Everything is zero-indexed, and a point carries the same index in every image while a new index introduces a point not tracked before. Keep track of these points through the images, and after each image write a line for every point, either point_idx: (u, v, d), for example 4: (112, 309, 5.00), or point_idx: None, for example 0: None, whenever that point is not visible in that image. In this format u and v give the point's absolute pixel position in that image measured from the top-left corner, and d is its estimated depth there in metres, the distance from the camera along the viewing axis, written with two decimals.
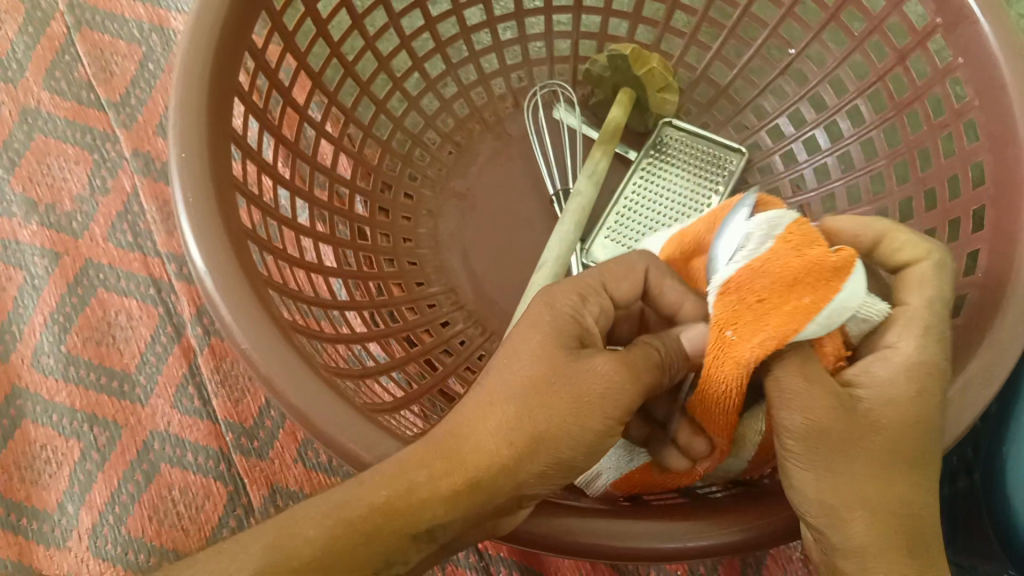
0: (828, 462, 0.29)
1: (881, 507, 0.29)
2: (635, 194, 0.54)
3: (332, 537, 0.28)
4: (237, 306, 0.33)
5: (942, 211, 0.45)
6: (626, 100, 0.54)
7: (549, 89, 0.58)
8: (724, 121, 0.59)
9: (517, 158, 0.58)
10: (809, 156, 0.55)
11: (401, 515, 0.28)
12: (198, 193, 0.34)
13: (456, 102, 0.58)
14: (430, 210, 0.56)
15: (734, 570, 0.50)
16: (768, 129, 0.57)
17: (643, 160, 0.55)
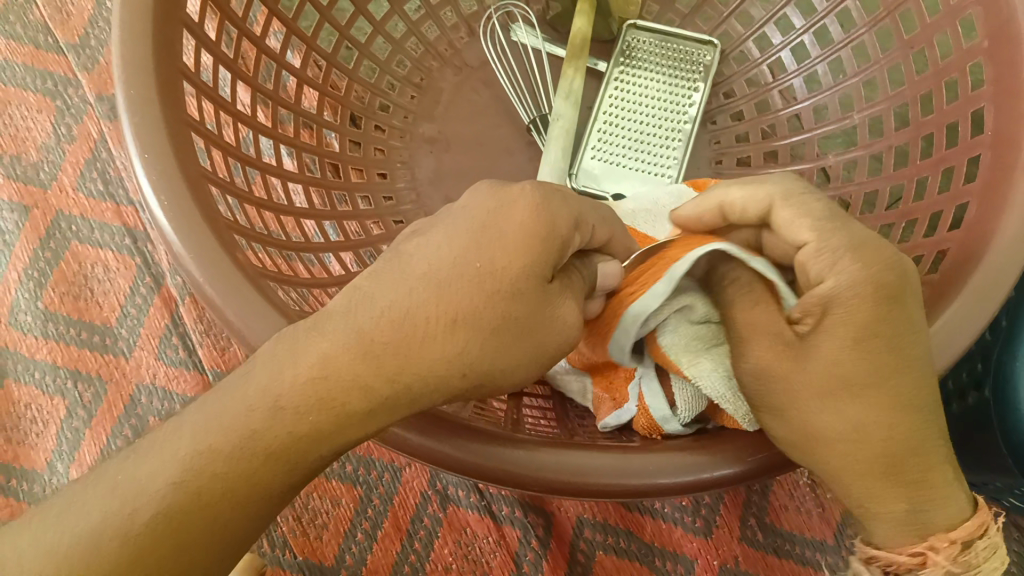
0: (836, 397, 0.29)
1: (877, 418, 0.29)
2: (614, 105, 0.54)
3: (247, 456, 0.25)
4: (237, 302, 0.33)
5: (936, 74, 0.44)
6: (588, 8, 0.52)
7: (504, 10, 0.55)
8: (688, 13, 0.57)
9: (482, 88, 0.55)
10: (783, 38, 0.54)
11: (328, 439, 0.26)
12: (174, 199, 0.34)
13: (408, 41, 0.54)
14: (405, 161, 0.53)
15: (740, 499, 0.49)
16: (737, 15, 0.56)
17: (614, 70, 0.55)
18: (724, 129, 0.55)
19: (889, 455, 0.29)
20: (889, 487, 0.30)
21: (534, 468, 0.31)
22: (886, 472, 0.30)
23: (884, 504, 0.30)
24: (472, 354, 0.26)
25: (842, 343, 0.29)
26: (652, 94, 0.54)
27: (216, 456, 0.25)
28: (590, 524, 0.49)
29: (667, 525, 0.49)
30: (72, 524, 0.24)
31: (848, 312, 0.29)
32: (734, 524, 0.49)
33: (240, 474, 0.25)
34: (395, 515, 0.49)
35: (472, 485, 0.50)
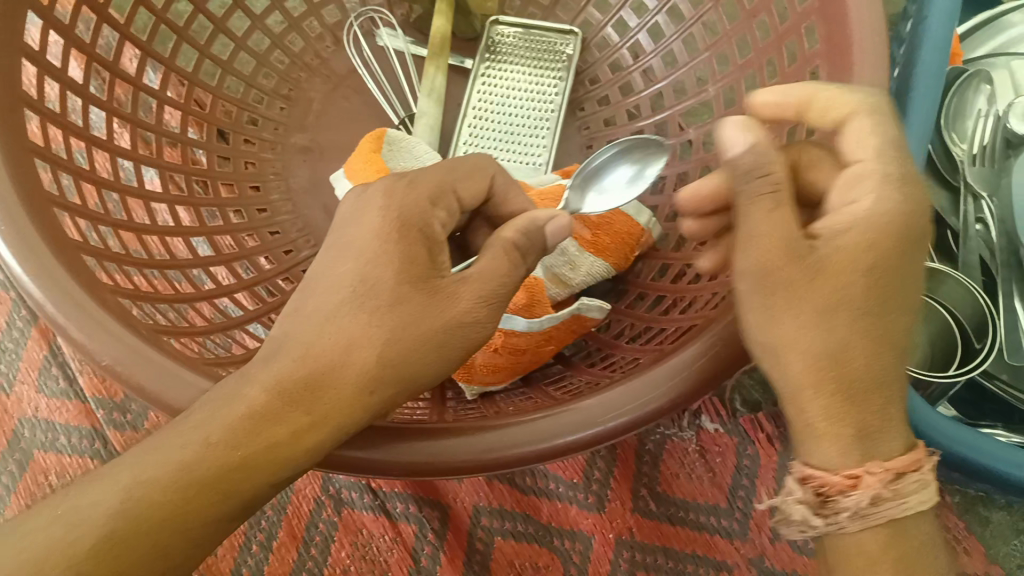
0: (828, 321, 0.29)
1: (859, 345, 0.30)
2: (482, 100, 0.54)
3: (183, 478, 0.28)
4: (84, 325, 0.33)
5: (777, 40, 0.45)
6: (446, 8, 0.52)
7: (365, 16, 0.55)
8: (550, 5, 0.57)
9: (352, 95, 0.56)
10: (639, 21, 0.54)
11: (264, 466, 0.29)
12: (10, 219, 0.34)
13: (273, 54, 0.54)
14: (278, 173, 0.53)
15: (629, 472, 0.50)
16: (594, 3, 0.56)
17: (480, 66, 0.55)
18: (592, 114, 0.56)
19: (862, 382, 0.30)
20: (843, 413, 0.30)
21: (408, 452, 0.34)
22: (852, 398, 0.30)
23: (830, 425, 0.30)
24: (373, 367, 0.30)
25: (847, 266, 0.29)
26: (519, 87, 0.54)
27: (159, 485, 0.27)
28: (487, 511, 0.50)
29: (562, 504, 0.50)
30: (25, 539, 0.27)
31: (861, 245, 0.29)
32: (627, 497, 0.50)
33: (181, 494, 0.28)
34: (290, 524, 0.49)
35: (365, 485, 0.50)
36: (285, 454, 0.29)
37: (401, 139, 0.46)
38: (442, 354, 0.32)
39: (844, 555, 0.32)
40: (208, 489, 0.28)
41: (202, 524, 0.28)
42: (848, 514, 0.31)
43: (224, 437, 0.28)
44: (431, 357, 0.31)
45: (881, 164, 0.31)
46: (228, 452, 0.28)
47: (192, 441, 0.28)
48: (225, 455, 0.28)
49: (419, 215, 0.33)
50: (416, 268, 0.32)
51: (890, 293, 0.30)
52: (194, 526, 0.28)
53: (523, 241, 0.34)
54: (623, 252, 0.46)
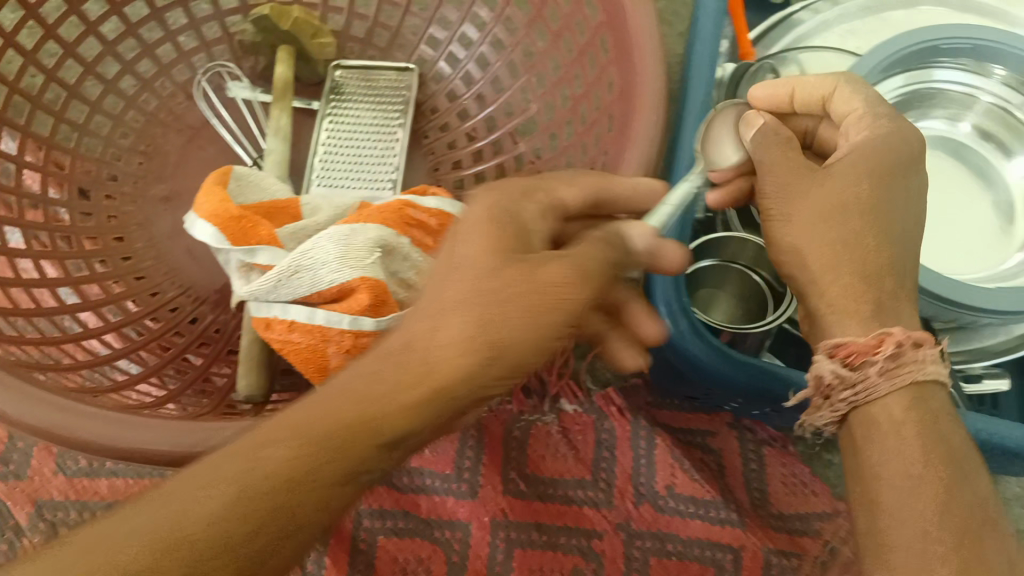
0: (810, 219, 0.42)
1: (838, 235, 0.41)
2: (331, 137, 0.58)
3: (158, 542, 0.27)
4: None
5: (581, 54, 0.51)
6: (287, 56, 0.57)
7: (213, 71, 0.60)
8: (385, 47, 0.62)
9: (208, 144, 0.60)
10: (467, 52, 0.60)
11: (252, 528, 0.28)
12: None
13: (128, 114, 0.58)
14: (141, 223, 0.56)
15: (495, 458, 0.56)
16: (426, 41, 0.61)
17: (327, 107, 0.59)
18: (435, 141, 0.61)
19: (854, 272, 0.41)
20: (862, 289, 0.40)
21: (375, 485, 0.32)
22: (870, 279, 0.40)
23: (853, 308, 0.40)
24: (375, 405, 0.31)
25: (852, 170, 0.42)
26: (364, 121, 0.59)
27: (132, 552, 0.27)
28: (370, 512, 0.55)
29: (438, 496, 0.56)
30: None
31: (858, 162, 0.42)
32: (496, 480, 0.56)
33: (149, 558, 0.27)
34: None
35: None
36: (272, 519, 0.29)
37: (249, 174, 0.49)
38: (409, 397, 0.31)
39: (874, 417, 0.39)
40: (191, 551, 0.28)
41: None
42: (877, 369, 0.39)
43: (207, 497, 0.28)
44: (424, 405, 0.31)
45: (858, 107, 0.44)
46: (213, 518, 0.28)
47: (177, 506, 0.28)
48: (209, 520, 0.28)
49: (513, 207, 0.34)
50: (508, 245, 0.32)
51: (871, 205, 0.41)
52: None
53: (608, 238, 0.35)
54: None
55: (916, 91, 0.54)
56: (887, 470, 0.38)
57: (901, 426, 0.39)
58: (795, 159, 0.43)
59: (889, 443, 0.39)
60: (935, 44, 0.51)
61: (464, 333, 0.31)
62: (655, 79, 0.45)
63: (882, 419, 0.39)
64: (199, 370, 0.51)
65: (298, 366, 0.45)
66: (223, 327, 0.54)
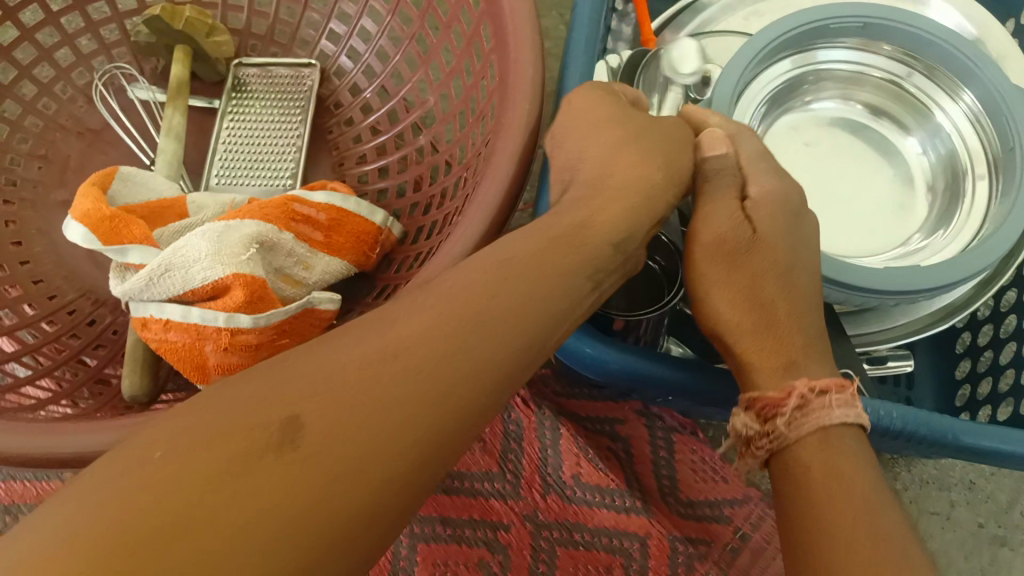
0: (726, 268, 0.44)
1: (753, 293, 0.43)
2: (231, 134, 0.58)
3: (158, 515, 0.22)
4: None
5: (467, 43, 0.51)
6: (183, 56, 0.57)
7: (111, 74, 0.60)
8: (288, 44, 0.62)
9: (109, 147, 0.59)
10: (367, 46, 0.60)
11: (294, 525, 0.23)
12: None
13: (26, 119, 0.58)
14: (40, 228, 0.56)
15: None
16: (327, 36, 0.61)
17: (228, 105, 0.59)
18: (340, 136, 0.61)
19: (761, 323, 0.43)
20: (768, 341, 0.42)
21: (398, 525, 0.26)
22: (772, 330, 0.42)
23: (768, 359, 0.42)
24: (415, 404, 0.27)
25: (768, 230, 0.44)
26: (266, 118, 0.59)
27: (171, 480, 0.23)
28: None
29: None
30: None
31: (771, 212, 0.44)
32: None
33: (149, 521, 0.22)
34: None
35: None
36: (309, 513, 0.23)
37: (133, 173, 0.49)
38: (453, 404, 0.27)
39: (793, 462, 0.39)
40: (191, 530, 0.22)
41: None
42: (784, 420, 0.40)
43: (218, 454, 0.23)
44: (449, 414, 0.27)
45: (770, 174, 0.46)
46: (214, 481, 0.23)
47: (193, 465, 0.23)
48: (217, 485, 0.23)
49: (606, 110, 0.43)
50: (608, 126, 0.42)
51: (782, 267, 0.43)
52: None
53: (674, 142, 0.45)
54: (359, 251, 0.51)
55: (806, 74, 0.54)
56: (825, 508, 0.37)
57: (813, 469, 0.38)
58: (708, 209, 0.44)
59: (824, 496, 0.37)
60: (826, 25, 0.51)
61: (458, 317, 0.30)
62: (526, 65, 0.44)
63: (800, 463, 0.39)
64: (93, 371, 0.51)
65: (178, 365, 0.45)
66: (120, 328, 0.54)
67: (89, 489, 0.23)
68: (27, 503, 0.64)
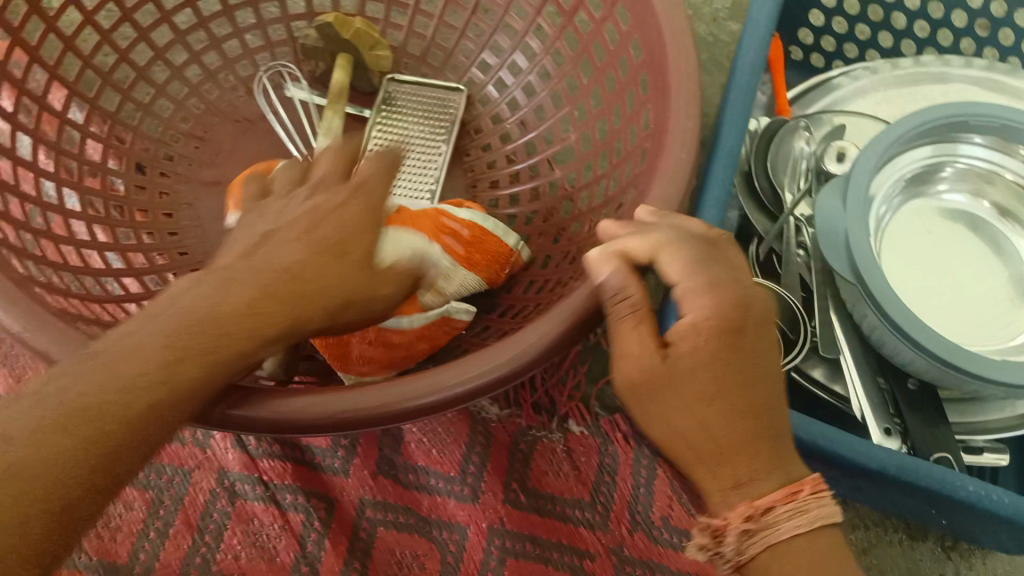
0: (654, 396, 0.32)
1: (698, 437, 0.31)
2: (377, 145, 0.60)
3: (52, 479, 0.27)
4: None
5: (620, 90, 0.53)
6: (346, 63, 0.59)
7: (274, 70, 0.63)
8: (439, 66, 0.65)
9: (260, 137, 0.62)
10: (515, 79, 0.62)
11: (105, 470, 0.28)
12: None
13: (190, 101, 0.61)
14: (188, 203, 0.59)
15: (498, 469, 0.57)
16: (477, 65, 0.64)
17: (377, 115, 0.61)
18: (476, 159, 0.63)
19: (722, 447, 0.31)
20: (742, 456, 0.31)
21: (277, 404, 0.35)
22: (721, 459, 0.31)
23: (721, 473, 0.31)
24: (297, 268, 0.33)
25: (710, 347, 0.31)
26: (411, 135, 0.61)
27: (60, 453, 0.27)
28: (370, 503, 0.57)
29: (439, 496, 0.57)
30: None
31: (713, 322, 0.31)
32: (497, 490, 0.57)
33: (69, 447, 0.27)
34: (187, 514, 0.56)
35: (258, 479, 0.57)
36: (65, 488, 0.27)
37: None
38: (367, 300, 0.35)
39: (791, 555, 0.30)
40: (56, 473, 0.27)
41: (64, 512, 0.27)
42: (733, 536, 0.31)
43: (74, 394, 0.28)
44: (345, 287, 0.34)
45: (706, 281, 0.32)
46: (85, 444, 0.28)
47: (82, 397, 0.28)
48: (83, 446, 0.27)
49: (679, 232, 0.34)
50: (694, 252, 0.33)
51: (750, 384, 0.31)
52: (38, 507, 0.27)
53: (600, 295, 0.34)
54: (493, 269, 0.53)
55: (938, 163, 0.56)
56: (778, 568, 0.31)
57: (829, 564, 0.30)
58: (690, 309, 0.32)
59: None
60: (965, 121, 0.53)
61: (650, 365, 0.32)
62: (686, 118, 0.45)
63: (805, 561, 0.30)
64: None
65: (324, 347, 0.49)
66: None
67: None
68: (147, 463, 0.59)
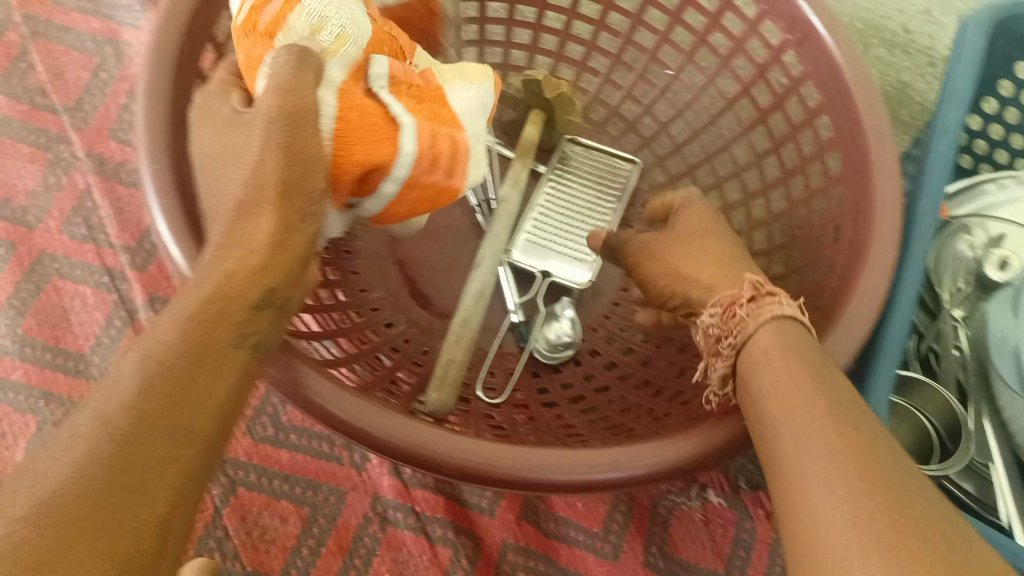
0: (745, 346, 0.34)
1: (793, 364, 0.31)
2: (550, 197, 0.62)
3: (167, 401, 0.25)
4: (194, 263, 0.37)
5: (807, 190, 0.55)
6: (537, 119, 0.61)
7: None
8: (616, 136, 0.67)
9: None
10: (692, 161, 0.65)
11: (211, 390, 0.27)
12: (167, 188, 0.38)
13: None
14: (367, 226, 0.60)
15: (642, 526, 0.56)
16: (656, 139, 0.67)
17: (552, 172, 0.63)
18: (638, 230, 0.65)
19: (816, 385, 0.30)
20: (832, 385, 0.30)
21: (446, 455, 0.34)
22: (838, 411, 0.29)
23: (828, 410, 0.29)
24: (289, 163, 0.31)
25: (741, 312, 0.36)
26: (584, 194, 0.63)
27: (161, 382, 0.25)
28: (512, 548, 0.54)
29: (579, 550, 0.55)
30: (67, 433, 0.24)
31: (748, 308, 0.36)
32: (638, 551, 0.56)
33: (178, 384, 0.26)
34: (338, 534, 0.53)
35: (409, 508, 0.54)
36: (200, 404, 0.26)
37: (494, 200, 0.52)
38: (311, 175, 0.32)
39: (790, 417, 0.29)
40: (166, 401, 0.25)
41: (188, 424, 0.26)
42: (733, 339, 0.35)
43: (158, 345, 0.26)
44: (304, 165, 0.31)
45: (699, 230, 0.43)
46: (180, 367, 0.26)
47: (161, 336, 0.27)
48: (178, 368, 0.26)
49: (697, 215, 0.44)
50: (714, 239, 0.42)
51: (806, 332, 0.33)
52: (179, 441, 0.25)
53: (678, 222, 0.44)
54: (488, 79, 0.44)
55: None
56: (800, 445, 0.27)
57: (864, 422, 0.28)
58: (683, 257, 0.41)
59: (775, 415, 0.29)
60: None
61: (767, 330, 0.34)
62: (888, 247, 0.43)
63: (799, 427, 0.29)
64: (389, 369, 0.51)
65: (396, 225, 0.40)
66: (410, 338, 0.56)
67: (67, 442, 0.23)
68: (307, 477, 0.55)
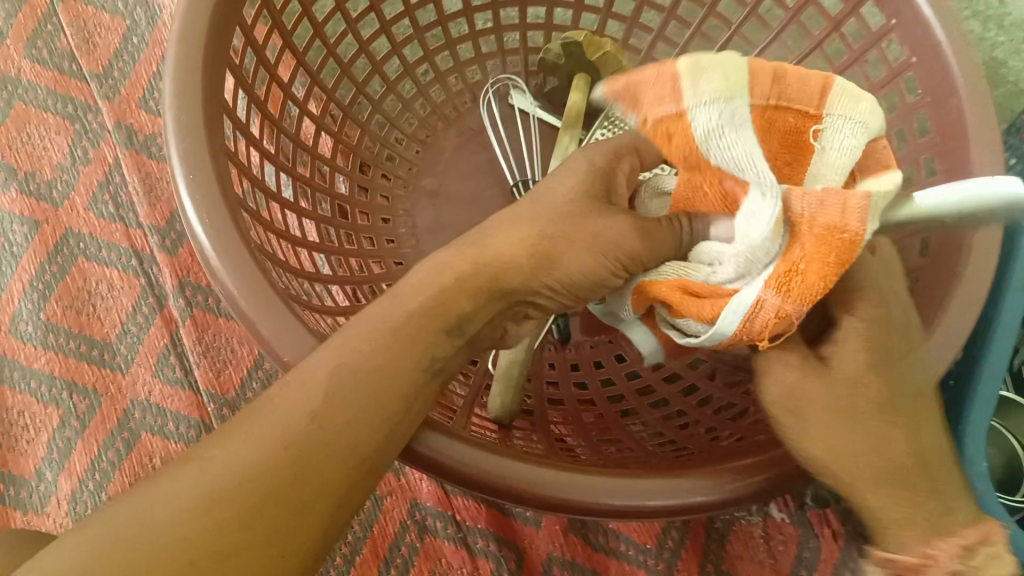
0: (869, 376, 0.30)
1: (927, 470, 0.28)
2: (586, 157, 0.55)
3: (294, 468, 0.23)
4: (236, 269, 0.30)
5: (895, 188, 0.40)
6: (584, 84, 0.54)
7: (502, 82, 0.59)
8: None
9: (482, 151, 0.59)
10: None
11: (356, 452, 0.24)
12: (192, 125, 0.32)
13: (416, 101, 0.59)
14: (406, 211, 0.57)
15: (698, 546, 0.52)
16: None
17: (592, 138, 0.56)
18: None
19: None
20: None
21: (509, 478, 0.30)
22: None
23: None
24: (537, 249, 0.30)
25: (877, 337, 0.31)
26: None
27: (286, 446, 0.23)
28: (558, 561, 0.51)
29: (630, 566, 0.52)
30: (170, 494, 0.22)
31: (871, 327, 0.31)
32: (692, 569, 0.52)
33: (311, 436, 0.24)
34: (374, 543, 0.50)
35: (450, 516, 0.51)
36: (336, 474, 0.24)
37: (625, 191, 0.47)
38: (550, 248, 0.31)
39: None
40: (292, 472, 0.23)
41: (315, 499, 0.23)
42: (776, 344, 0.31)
43: (295, 404, 0.24)
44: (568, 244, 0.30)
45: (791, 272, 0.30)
46: (315, 426, 0.24)
47: (300, 393, 0.24)
48: (312, 429, 0.24)
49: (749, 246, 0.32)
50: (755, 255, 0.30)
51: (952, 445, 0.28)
52: (291, 512, 0.23)
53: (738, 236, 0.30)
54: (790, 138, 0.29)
55: None
56: None
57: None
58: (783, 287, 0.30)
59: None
60: None
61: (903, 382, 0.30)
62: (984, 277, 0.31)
63: None
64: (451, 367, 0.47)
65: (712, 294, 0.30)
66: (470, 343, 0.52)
67: (238, 451, 0.23)
68: None
